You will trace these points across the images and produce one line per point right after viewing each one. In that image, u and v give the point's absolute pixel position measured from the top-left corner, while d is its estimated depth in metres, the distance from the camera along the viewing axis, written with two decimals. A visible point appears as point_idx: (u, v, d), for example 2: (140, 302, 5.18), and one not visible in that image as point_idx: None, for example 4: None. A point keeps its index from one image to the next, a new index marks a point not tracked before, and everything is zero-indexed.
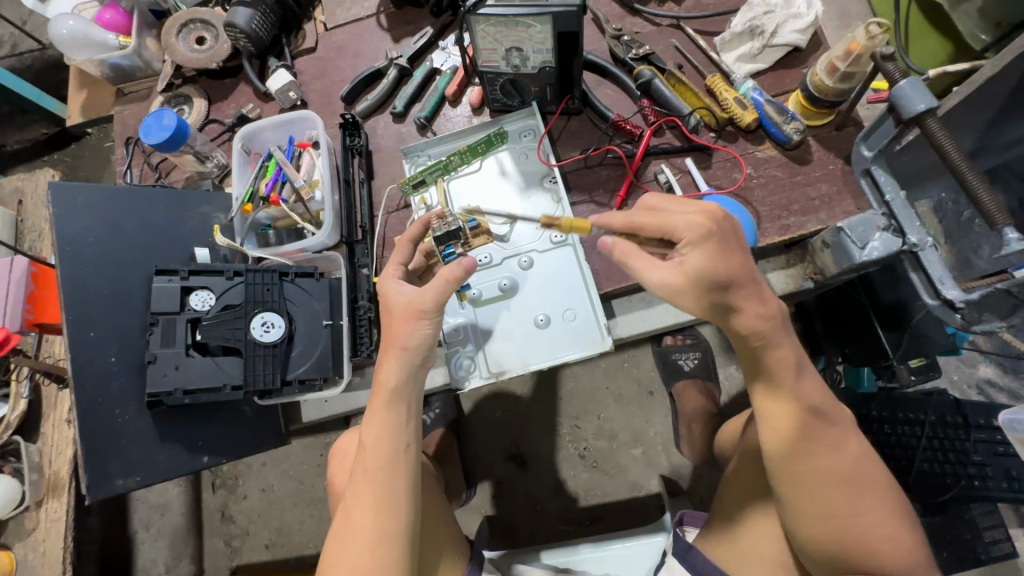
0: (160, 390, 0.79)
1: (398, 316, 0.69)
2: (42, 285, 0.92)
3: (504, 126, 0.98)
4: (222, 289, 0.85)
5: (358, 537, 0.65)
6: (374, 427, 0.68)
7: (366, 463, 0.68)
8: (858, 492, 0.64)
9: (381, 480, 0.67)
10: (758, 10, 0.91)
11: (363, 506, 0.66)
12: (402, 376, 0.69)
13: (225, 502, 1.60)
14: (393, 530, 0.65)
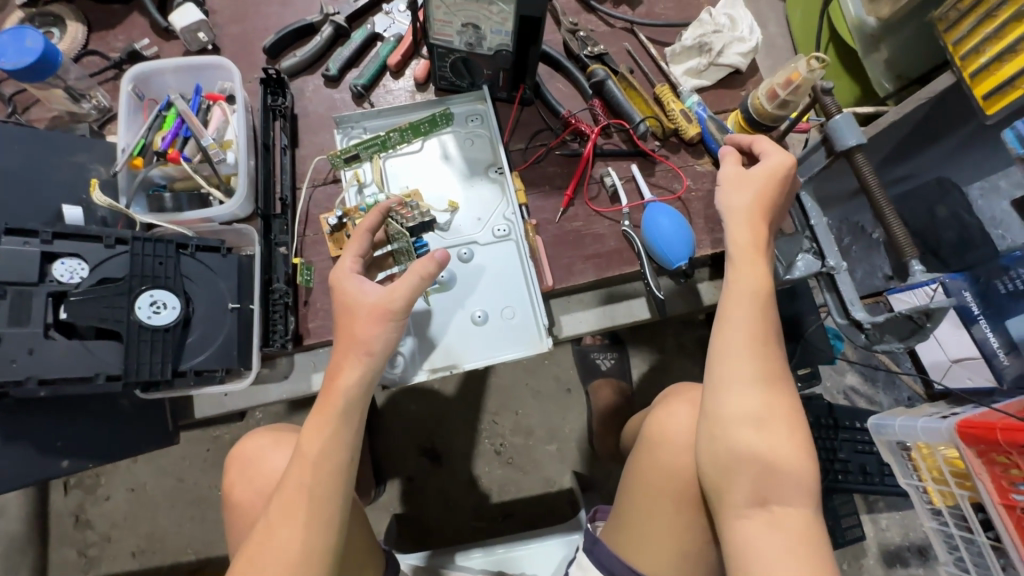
0: (5, 379, 0.63)
1: (364, 318, 0.64)
2: None
3: (450, 107, 0.91)
4: (99, 258, 0.70)
5: (278, 561, 0.58)
6: (318, 438, 0.61)
7: (298, 477, 0.60)
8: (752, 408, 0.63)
9: (318, 497, 0.60)
10: (709, 27, 0.95)
11: (290, 526, 0.59)
12: (360, 385, 0.64)
13: (82, 504, 1.37)
14: (321, 553, 0.59)
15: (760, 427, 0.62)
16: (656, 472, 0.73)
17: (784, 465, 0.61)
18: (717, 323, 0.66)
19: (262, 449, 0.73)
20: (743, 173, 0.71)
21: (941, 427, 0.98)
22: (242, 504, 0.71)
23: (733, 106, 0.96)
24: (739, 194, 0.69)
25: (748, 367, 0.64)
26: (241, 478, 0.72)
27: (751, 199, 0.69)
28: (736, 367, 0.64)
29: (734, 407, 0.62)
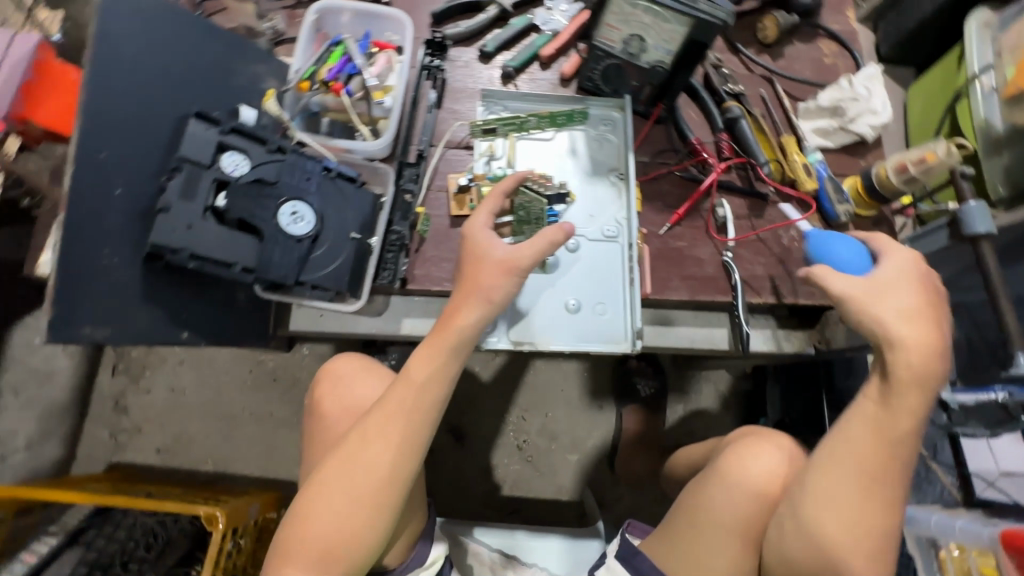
0: (166, 245, 0.69)
1: (491, 268, 0.68)
2: (41, 76, 0.92)
3: (589, 107, 0.95)
4: (259, 160, 0.76)
5: (368, 469, 0.61)
6: (426, 366, 0.64)
7: (398, 396, 0.64)
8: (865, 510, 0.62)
9: (415, 420, 0.63)
10: (846, 93, 0.98)
11: (385, 440, 0.62)
12: (474, 329, 0.66)
13: (123, 391, 1.43)
14: (406, 471, 0.62)
15: (849, 537, 0.63)
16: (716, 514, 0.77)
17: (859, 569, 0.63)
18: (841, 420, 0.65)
19: (351, 372, 0.77)
20: (876, 284, 0.64)
21: (982, 532, 0.98)
22: (328, 416, 0.75)
23: (851, 173, 0.99)
24: (889, 307, 0.63)
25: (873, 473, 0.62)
26: (328, 392, 0.76)
27: (914, 296, 0.63)
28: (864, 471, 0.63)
29: (835, 498, 0.63)
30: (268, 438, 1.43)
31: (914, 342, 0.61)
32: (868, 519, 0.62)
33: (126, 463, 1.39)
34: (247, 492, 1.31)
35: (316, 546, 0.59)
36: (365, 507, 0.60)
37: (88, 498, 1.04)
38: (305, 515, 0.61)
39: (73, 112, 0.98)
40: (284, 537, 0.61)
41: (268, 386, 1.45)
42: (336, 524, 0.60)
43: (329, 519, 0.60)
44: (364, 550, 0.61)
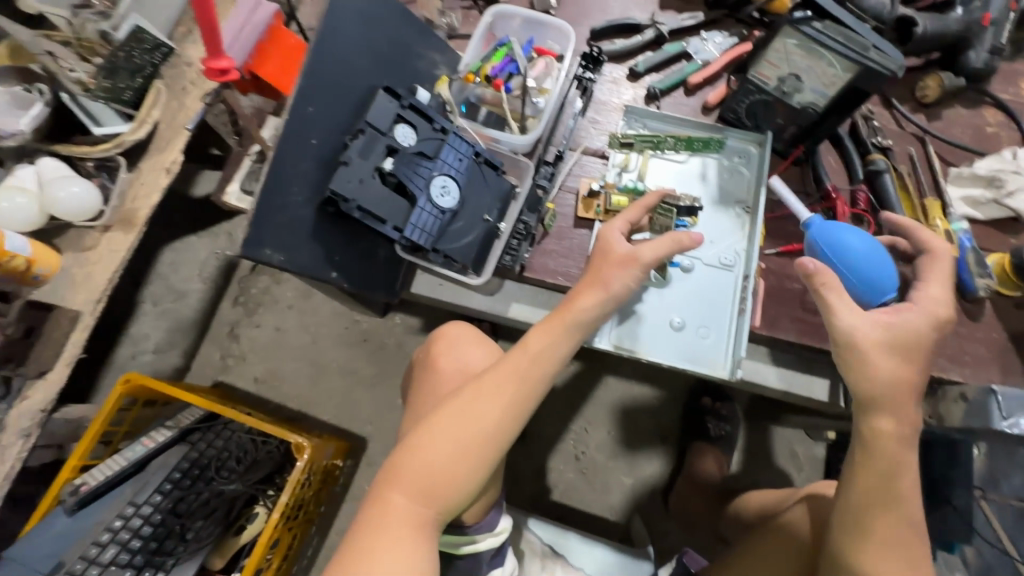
0: (341, 194, 0.77)
1: (615, 262, 0.73)
2: (273, 37, 0.91)
3: (726, 137, 0.98)
4: (425, 135, 0.85)
5: (476, 421, 0.67)
6: (542, 340, 0.70)
7: (512, 363, 0.69)
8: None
9: (524, 386, 0.69)
10: (1008, 165, 0.94)
11: (494, 399, 0.68)
12: (591, 315, 0.71)
13: (238, 321, 1.60)
14: (508, 431, 0.68)
15: None
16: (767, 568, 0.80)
17: None
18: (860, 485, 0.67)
19: (465, 338, 0.82)
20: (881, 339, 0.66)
21: None
22: (439, 373, 0.79)
23: (996, 249, 0.94)
24: (904, 367, 0.67)
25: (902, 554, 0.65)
26: (443, 351, 0.80)
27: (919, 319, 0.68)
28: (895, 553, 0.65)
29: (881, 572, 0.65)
30: (349, 392, 1.55)
31: (901, 406, 0.66)
32: None
33: (228, 385, 1.56)
34: (323, 435, 1.43)
35: (419, 481, 0.65)
36: (467, 454, 0.66)
37: (206, 403, 1.17)
38: (413, 450, 0.66)
39: (292, 74, 0.95)
40: (390, 467, 0.67)
41: (358, 345, 1.58)
42: (439, 464, 0.65)
43: (435, 460, 0.65)
44: (459, 495, 0.66)
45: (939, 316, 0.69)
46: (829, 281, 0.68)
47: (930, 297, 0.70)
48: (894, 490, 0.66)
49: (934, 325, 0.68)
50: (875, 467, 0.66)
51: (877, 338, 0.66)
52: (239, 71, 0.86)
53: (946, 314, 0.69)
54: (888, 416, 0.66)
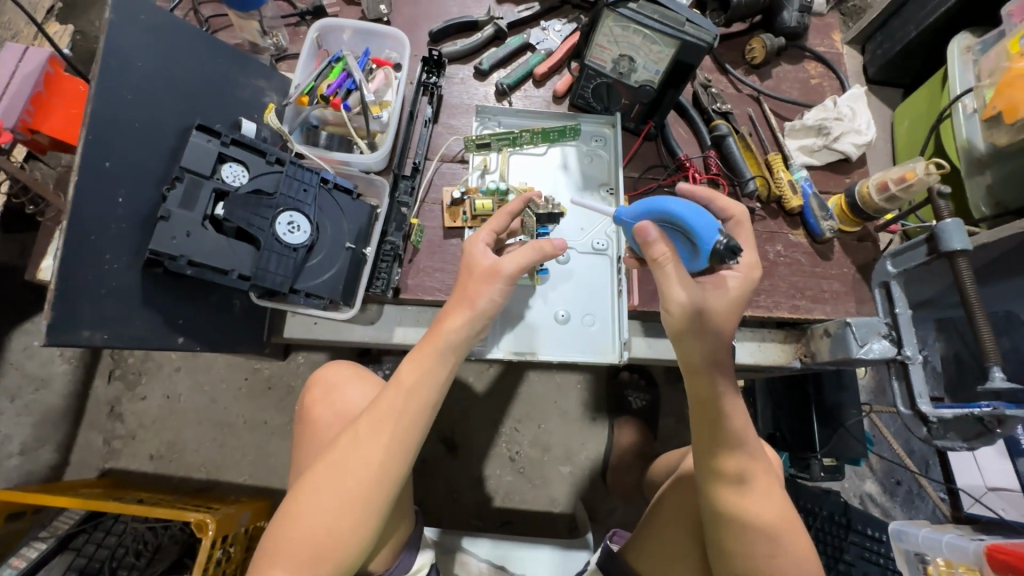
0: (164, 252, 0.71)
1: (480, 277, 0.69)
2: (52, 90, 0.87)
3: (580, 123, 0.98)
4: (258, 170, 0.79)
5: (356, 473, 0.62)
6: (415, 371, 0.66)
7: (387, 402, 0.65)
8: (778, 535, 0.65)
9: (404, 425, 0.64)
10: (832, 113, 1.01)
11: (373, 445, 0.63)
12: (462, 336, 0.68)
13: (118, 398, 1.43)
14: (394, 476, 0.63)
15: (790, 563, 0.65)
16: (667, 537, 0.79)
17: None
18: (723, 447, 0.66)
19: (341, 379, 0.81)
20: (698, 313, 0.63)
21: (968, 548, 0.99)
22: (319, 422, 0.77)
23: (836, 190, 1.02)
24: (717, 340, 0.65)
25: (768, 503, 0.66)
26: (319, 399, 0.79)
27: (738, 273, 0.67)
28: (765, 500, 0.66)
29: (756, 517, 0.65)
30: (261, 446, 1.42)
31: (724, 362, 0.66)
32: (794, 544, 0.66)
33: (120, 469, 1.39)
34: (240, 500, 1.29)
35: (302, 549, 0.60)
36: (348, 512, 0.61)
37: (81, 505, 1.03)
38: (292, 516, 0.62)
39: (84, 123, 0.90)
40: (270, 541, 0.62)
41: (263, 395, 1.45)
42: (321, 527, 0.61)
43: (315, 525, 0.61)
44: (349, 554, 0.61)
45: (752, 276, 0.67)
46: (664, 251, 0.63)
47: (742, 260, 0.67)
48: (725, 429, 0.66)
49: (749, 288, 0.67)
50: (702, 416, 0.67)
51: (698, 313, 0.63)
52: (10, 129, 0.81)
53: (759, 275, 0.67)
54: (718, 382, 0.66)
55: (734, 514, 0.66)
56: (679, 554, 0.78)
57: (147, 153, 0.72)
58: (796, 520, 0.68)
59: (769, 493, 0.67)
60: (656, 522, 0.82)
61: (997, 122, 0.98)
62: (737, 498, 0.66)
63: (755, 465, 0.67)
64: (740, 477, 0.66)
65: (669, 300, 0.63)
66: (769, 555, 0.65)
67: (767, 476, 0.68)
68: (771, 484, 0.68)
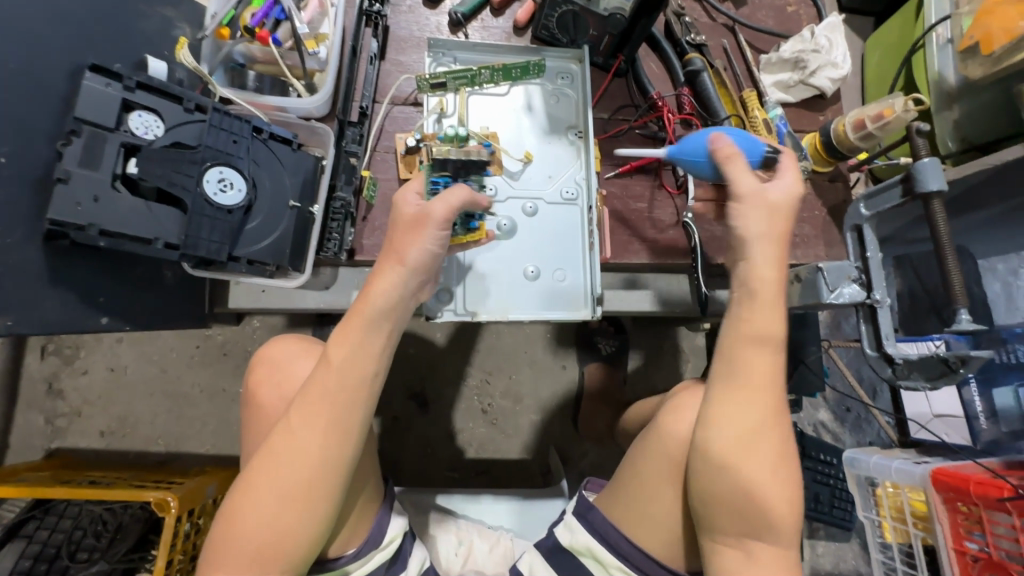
0: (68, 221, 0.61)
1: (410, 222, 0.63)
2: None
3: (545, 59, 0.89)
4: (174, 120, 0.68)
5: (296, 458, 0.58)
6: (346, 344, 0.60)
7: (320, 380, 0.59)
8: (759, 476, 0.59)
9: (341, 404, 0.59)
10: (809, 45, 0.95)
11: (308, 431, 0.58)
12: (396, 295, 0.62)
13: (56, 373, 1.32)
14: (338, 462, 0.59)
15: (775, 506, 0.59)
16: (636, 490, 0.70)
17: (773, 522, 0.59)
18: (724, 369, 0.61)
19: (287, 354, 0.74)
20: (760, 191, 0.62)
21: (916, 472, 1.05)
22: (265, 404, 0.72)
23: (810, 128, 0.98)
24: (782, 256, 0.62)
25: (754, 439, 0.59)
26: (265, 378, 0.73)
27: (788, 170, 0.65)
28: (747, 432, 0.59)
29: (734, 447, 0.59)
30: (221, 415, 1.34)
31: (768, 251, 0.61)
32: (778, 487, 0.59)
33: (67, 448, 1.29)
34: (202, 471, 1.23)
35: (251, 542, 0.57)
36: (299, 500, 0.58)
37: (24, 493, 0.96)
38: (235, 508, 0.58)
39: None
40: (217, 539, 0.58)
41: (219, 362, 1.36)
42: (268, 518, 0.57)
43: (262, 516, 0.57)
44: (303, 543, 0.58)
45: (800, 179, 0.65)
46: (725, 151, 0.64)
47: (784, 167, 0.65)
48: (731, 361, 0.61)
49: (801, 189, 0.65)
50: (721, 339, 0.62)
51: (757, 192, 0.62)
52: None
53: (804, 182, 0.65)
54: (766, 272, 0.61)
55: (717, 451, 0.59)
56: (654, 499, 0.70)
57: (31, 103, 0.60)
58: (785, 461, 0.60)
59: (758, 433, 0.59)
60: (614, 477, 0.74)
61: (973, 53, 0.94)
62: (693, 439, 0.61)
63: (749, 396, 0.60)
64: (740, 417, 0.60)
65: (737, 187, 0.62)
66: (746, 491, 0.59)
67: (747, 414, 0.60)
68: (764, 421, 0.60)
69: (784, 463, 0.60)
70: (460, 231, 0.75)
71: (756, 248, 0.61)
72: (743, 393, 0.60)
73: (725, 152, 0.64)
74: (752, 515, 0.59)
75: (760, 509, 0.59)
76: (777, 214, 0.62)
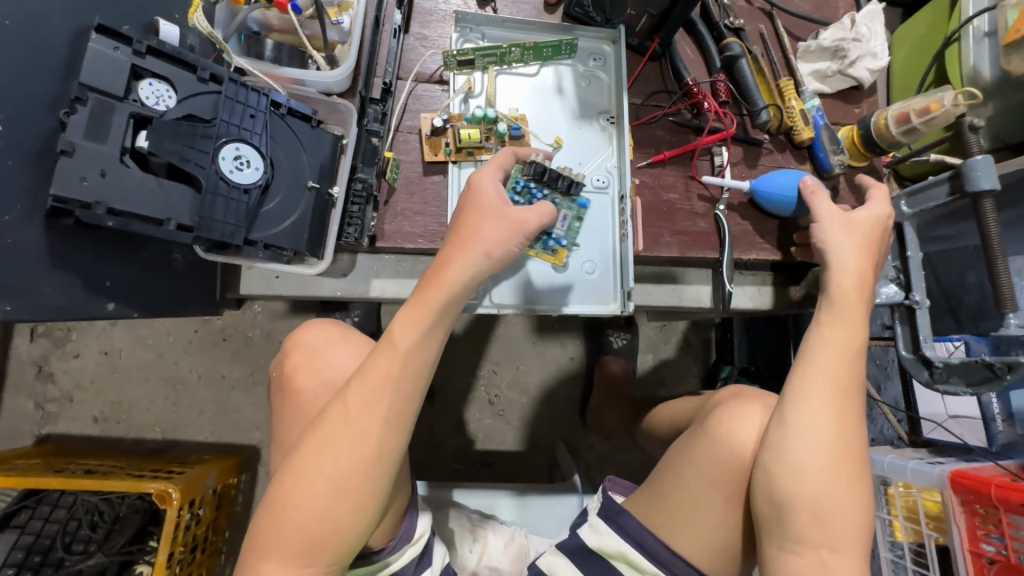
0: (73, 198, 0.56)
1: (497, 217, 0.63)
2: None
3: (577, 38, 0.85)
4: (187, 90, 0.63)
5: (349, 450, 0.54)
6: (411, 332, 0.57)
7: (377, 369, 0.56)
8: (838, 477, 0.58)
9: (400, 394, 0.56)
10: (849, 33, 0.91)
11: (366, 422, 0.55)
12: (466, 284, 0.60)
13: (47, 356, 1.26)
14: (391, 456, 0.56)
15: (848, 510, 0.58)
16: (683, 496, 0.68)
17: (846, 528, 0.58)
18: (804, 367, 0.62)
19: (321, 342, 0.70)
20: (846, 216, 0.71)
21: (933, 473, 1.04)
22: (302, 389, 0.68)
23: (845, 121, 0.95)
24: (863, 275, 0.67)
25: (833, 439, 0.59)
26: (301, 365, 0.69)
27: (876, 203, 0.74)
28: (827, 431, 0.59)
29: (814, 446, 0.58)
30: (220, 402, 1.30)
31: (860, 273, 0.67)
32: (852, 489, 0.58)
33: (60, 434, 1.24)
34: (203, 460, 1.19)
35: (295, 538, 0.54)
36: (349, 495, 0.54)
37: (18, 483, 0.91)
38: (280, 500, 0.55)
39: None
40: (259, 531, 0.55)
41: (218, 347, 1.31)
42: (315, 512, 0.54)
43: (308, 512, 0.54)
44: (350, 539, 0.55)
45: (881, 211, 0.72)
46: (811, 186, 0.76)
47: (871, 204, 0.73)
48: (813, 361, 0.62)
49: (879, 215, 0.72)
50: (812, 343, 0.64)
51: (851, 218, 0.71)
52: None
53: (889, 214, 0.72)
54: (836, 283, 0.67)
55: (796, 450, 0.58)
56: (702, 499, 0.68)
57: (29, 67, 0.54)
58: (860, 466, 0.59)
59: (838, 434, 0.59)
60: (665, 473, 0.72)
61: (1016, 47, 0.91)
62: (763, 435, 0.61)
63: (829, 394, 0.60)
64: (821, 416, 0.59)
65: (819, 211, 0.73)
66: (822, 493, 0.58)
67: (821, 411, 0.59)
68: (841, 421, 0.59)
69: (859, 467, 0.59)
70: (539, 248, 0.80)
71: (841, 254, 0.68)
72: (825, 392, 0.60)
73: (810, 188, 0.77)
74: (827, 518, 0.57)
75: (835, 512, 0.57)
76: (850, 233, 0.70)
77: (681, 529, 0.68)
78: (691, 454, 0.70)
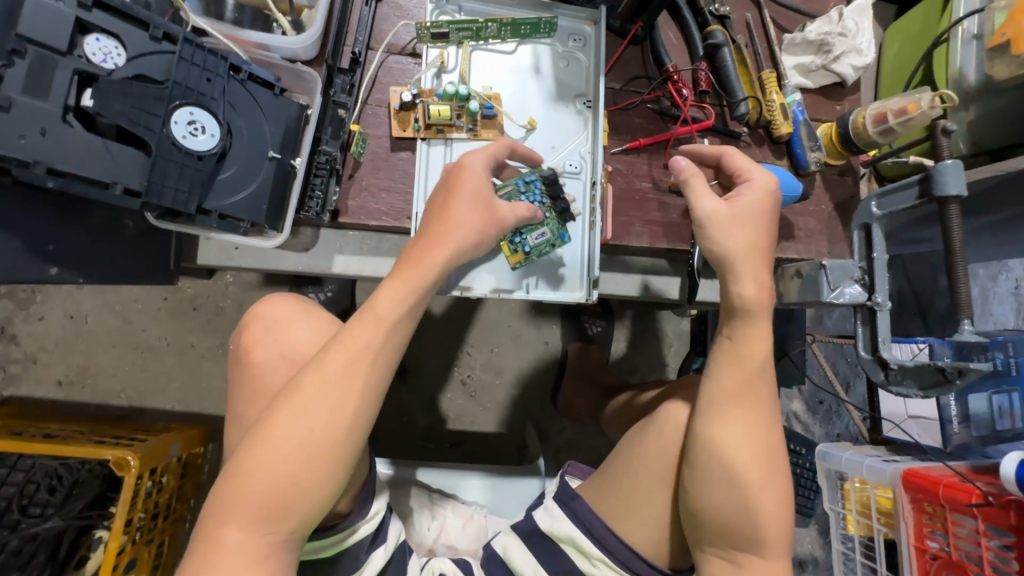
0: (10, 156, 0.54)
1: (478, 202, 0.63)
2: None
3: (557, 17, 0.82)
4: (138, 48, 0.60)
5: (324, 416, 0.53)
6: (394, 303, 0.57)
7: (357, 337, 0.55)
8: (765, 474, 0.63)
9: (380, 363, 0.56)
10: (835, 27, 0.89)
11: (342, 387, 0.54)
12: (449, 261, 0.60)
13: (9, 317, 1.24)
14: (364, 425, 0.55)
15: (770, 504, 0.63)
16: (631, 489, 0.70)
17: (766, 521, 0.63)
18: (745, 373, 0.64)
19: (285, 316, 0.69)
20: (731, 213, 0.66)
21: (886, 470, 1.06)
22: (261, 363, 0.66)
23: (826, 118, 0.94)
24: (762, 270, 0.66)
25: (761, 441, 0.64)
26: (260, 338, 0.67)
27: (754, 188, 0.68)
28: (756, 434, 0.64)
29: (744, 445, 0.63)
30: (188, 371, 1.28)
31: (760, 272, 0.66)
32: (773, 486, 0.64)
33: (22, 396, 1.23)
34: (167, 428, 1.18)
35: (259, 500, 0.52)
36: (319, 462, 0.53)
37: None
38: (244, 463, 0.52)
39: None
40: (220, 493, 0.52)
41: (187, 316, 1.29)
42: (284, 475, 0.52)
43: (274, 477, 0.52)
44: (317, 506, 0.53)
45: (768, 197, 0.68)
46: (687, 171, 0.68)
47: (755, 186, 0.68)
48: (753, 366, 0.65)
49: (764, 202, 0.68)
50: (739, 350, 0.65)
51: (729, 213, 0.66)
52: None
53: (773, 195, 0.69)
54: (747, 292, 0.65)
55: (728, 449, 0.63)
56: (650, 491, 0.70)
57: None
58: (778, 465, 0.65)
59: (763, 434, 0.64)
60: (620, 463, 0.73)
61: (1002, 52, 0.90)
62: (720, 428, 0.63)
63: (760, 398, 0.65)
64: (753, 419, 0.64)
65: (698, 211, 0.66)
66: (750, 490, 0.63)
67: (753, 417, 0.64)
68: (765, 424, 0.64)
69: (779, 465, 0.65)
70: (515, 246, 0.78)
71: (742, 265, 0.66)
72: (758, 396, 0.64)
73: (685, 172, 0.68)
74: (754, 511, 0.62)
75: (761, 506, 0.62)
76: (739, 231, 0.66)
77: (632, 517, 0.70)
78: (644, 445, 0.73)
